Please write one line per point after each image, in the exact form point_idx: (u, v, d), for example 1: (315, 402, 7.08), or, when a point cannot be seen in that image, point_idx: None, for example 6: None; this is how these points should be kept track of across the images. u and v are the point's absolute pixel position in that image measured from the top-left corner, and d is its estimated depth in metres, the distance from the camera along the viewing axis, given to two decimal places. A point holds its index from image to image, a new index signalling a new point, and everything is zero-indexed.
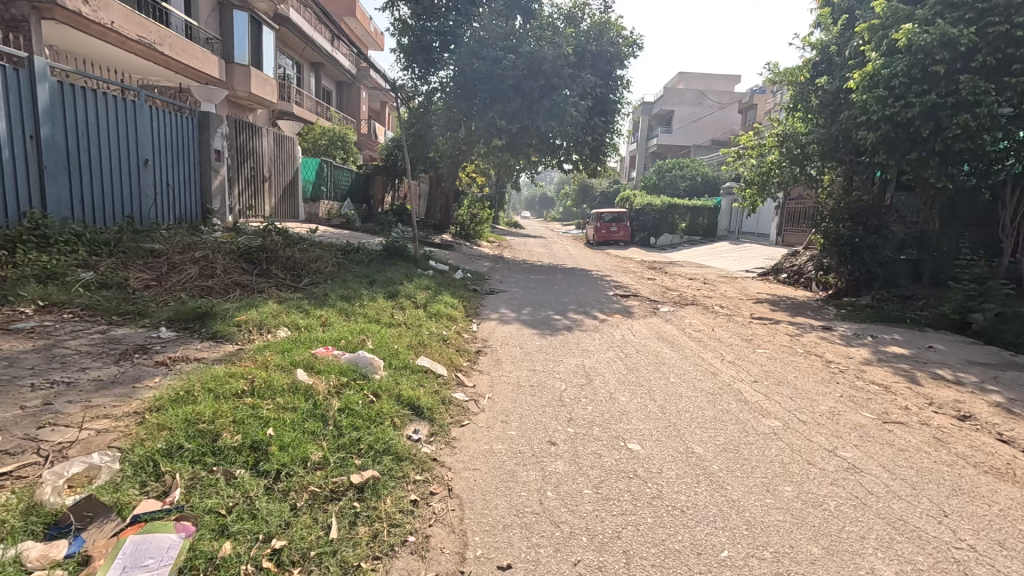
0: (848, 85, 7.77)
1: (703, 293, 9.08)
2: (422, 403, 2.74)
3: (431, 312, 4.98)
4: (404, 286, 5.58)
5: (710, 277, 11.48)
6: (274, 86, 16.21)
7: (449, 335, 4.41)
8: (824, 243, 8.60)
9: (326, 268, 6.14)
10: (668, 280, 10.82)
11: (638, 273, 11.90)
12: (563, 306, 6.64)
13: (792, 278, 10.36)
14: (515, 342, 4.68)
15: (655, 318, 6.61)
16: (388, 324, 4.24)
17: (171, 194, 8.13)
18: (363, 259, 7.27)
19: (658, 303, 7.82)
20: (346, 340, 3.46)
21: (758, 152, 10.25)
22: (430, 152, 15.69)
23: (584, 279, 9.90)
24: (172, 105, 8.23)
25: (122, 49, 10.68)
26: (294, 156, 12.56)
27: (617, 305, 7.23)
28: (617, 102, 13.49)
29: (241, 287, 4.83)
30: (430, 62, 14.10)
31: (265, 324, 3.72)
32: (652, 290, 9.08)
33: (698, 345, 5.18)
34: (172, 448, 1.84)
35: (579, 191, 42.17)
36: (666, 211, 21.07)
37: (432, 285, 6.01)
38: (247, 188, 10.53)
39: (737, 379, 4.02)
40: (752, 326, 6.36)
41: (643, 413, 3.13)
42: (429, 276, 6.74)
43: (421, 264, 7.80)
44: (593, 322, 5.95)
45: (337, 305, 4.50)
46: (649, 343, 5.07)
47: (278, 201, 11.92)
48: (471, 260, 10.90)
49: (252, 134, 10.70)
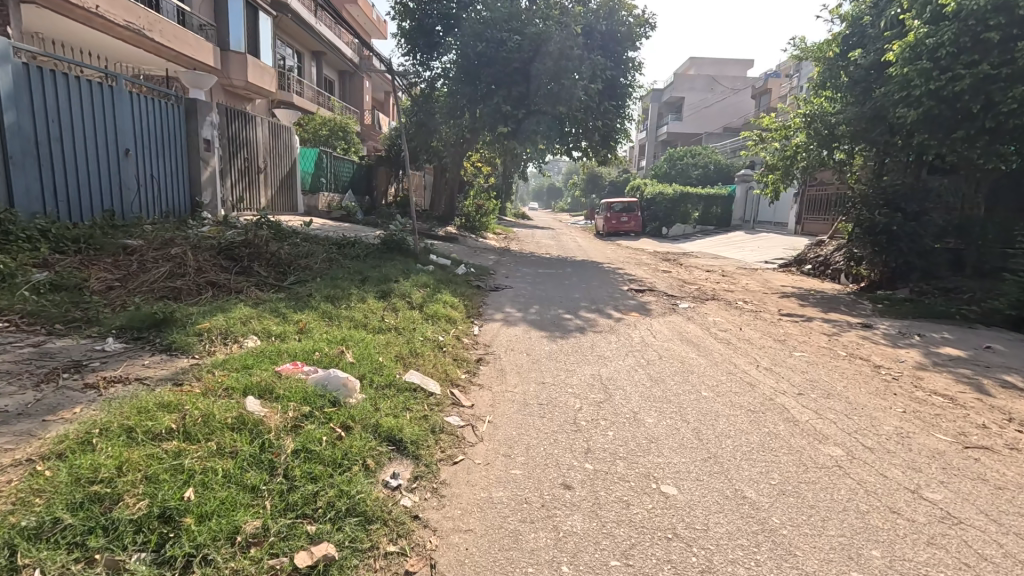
0: (886, 58, 7.10)
1: (724, 287, 8.47)
2: (404, 436, 2.21)
3: (428, 315, 4.45)
4: (399, 284, 5.06)
5: (728, 269, 10.85)
6: (272, 75, 15.70)
7: (447, 342, 3.88)
8: (855, 231, 7.95)
9: (315, 265, 5.64)
10: (684, 273, 10.22)
11: (652, 266, 11.29)
12: (574, 303, 6.10)
13: (819, 269, 9.71)
14: (523, 347, 4.15)
15: (676, 315, 6.05)
16: (376, 330, 3.73)
17: (156, 186, 7.65)
18: (359, 254, 6.76)
19: (677, 298, 7.25)
20: (321, 351, 2.95)
21: (780, 134, 9.59)
22: (433, 141, 15.12)
23: (595, 272, 9.33)
24: (156, 92, 7.73)
25: (110, 35, 10.21)
26: (291, 147, 12.06)
27: (633, 301, 6.68)
28: (629, 86, 12.82)
29: (215, 287, 4.33)
30: (432, 46, 13.55)
31: (231, 332, 3.21)
32: (669, 284, 8.49)
33: (727, 347, 4.62)
34: (44, 526, 1.34)
35: (587, 181, 41.41)
36: (679, 200, 20.27)
37: (430, 282, 5.49)
38: (241, 180, 10.05)
39: (780, 391, 3.46)
40: (783, 325, 5.78)
41: (676, 440, 2.59)
42: (428, 272, 6.22)
43: (421, 259, 7.28)
44: (608, 321, 5.41)
45: (320, 307, 4.00)
46: (672, 346, 4.52)
47: (275, 193, 11.43)
48: (476, 254, 10.34)
49: (245, 123, 10.19)
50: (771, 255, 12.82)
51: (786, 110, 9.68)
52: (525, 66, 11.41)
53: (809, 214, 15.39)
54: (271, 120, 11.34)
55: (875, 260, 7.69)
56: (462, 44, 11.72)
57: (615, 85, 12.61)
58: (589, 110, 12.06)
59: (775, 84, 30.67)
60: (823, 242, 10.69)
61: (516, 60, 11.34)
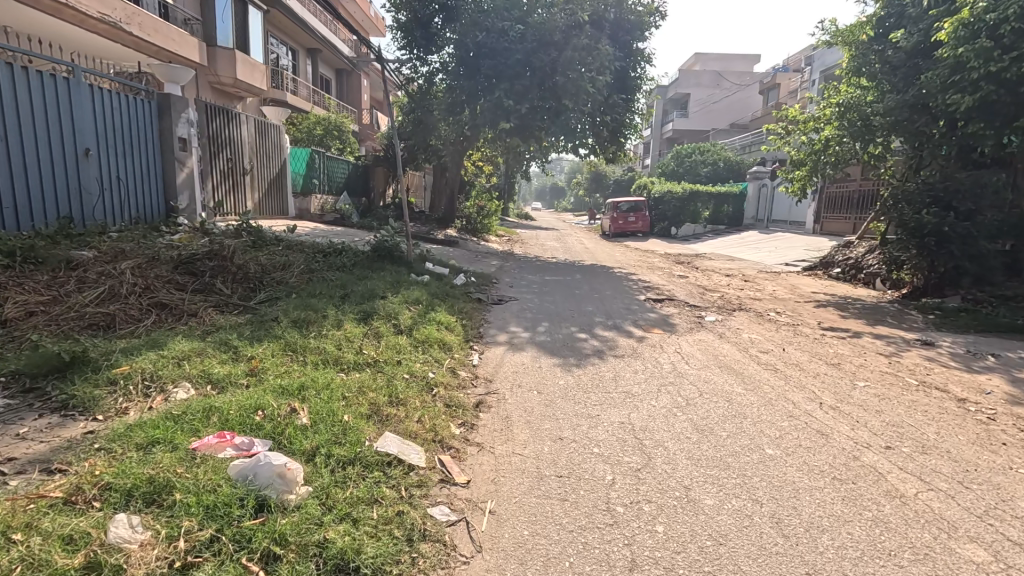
0: (935, 39, 6.33)
1: (750, 295, 7.72)
2: (362, 563, 1.48)
3: (417, 341, 3.73)
4: (386, 302, 4.34)
5: (749, 273, 10.09)
6: (263, 72, 15.01)
7: (439, 379, 3.14)
8: (897, 233, 7.18)
9: (291, 278, 4.93)
10: (702, 278, 9.46)
11: (666, 270, 10.55)
12: (589, 319, 5.36)
13: (850, 274, 8.94)
14: (532, 381, 3.41)
15: (704, 332, 5.31)
16: (351, 369, 3.01)
17: (123, 189, 6.94)
18: (345, 264, 6.05)
19: (701, 309, 6.51)
20: (268, 405, 2.23)
21: (807, 127, 8.82)
22: (432, 139, 14.43)
23: (606, 279, 8.59)
24: (124, 86, 7.01)
25: (84, 28, 9.55)
26: (280, 147, 11.36)
27: (653, 314, 5.94)
28: (638, 79, 12.04)
29: (162, 312, 3.61)
30: (429, 39, 12.84)
31: (159, 380, 2.49)
32: (689, 292, 7.75)
33: (774, 374, 3.89)
34: None
35: (590, 180, 40.71)
36: (689, 199, 19.49)
37: (423, 297, 4.77)
38: (223, 183, 9.36)
39: (862, 445, 2.71)
40: (829, 342, 5.02)
41: (753, 541, 1.85)
42: (422, 284, 5.50)
43: (415, 267, 6.56)
44: (630, 342, 4.67)
45: (286, 336, 3.28)
46: (711, 375, 3.78)
47: (262, 196, 10.72)
48: (477, 259, 9.63)
49: (228, 121, 9.49)
50: (793, 256, 12.01)
51: (813, 100, 8.89)
52: (528, 57, 10.71)
53: (830, 213, 14.59)
54: (257, 118, 10.63)
55: (921, 264, 6.92)
56: (461, 34, 10.99)
57: (624, 77, 11.86)
58: (596, 104, 11.34)
59: (784, 79, 29.92)
60: (851, 243, 9.91)
61: (518, 51, 10.63)
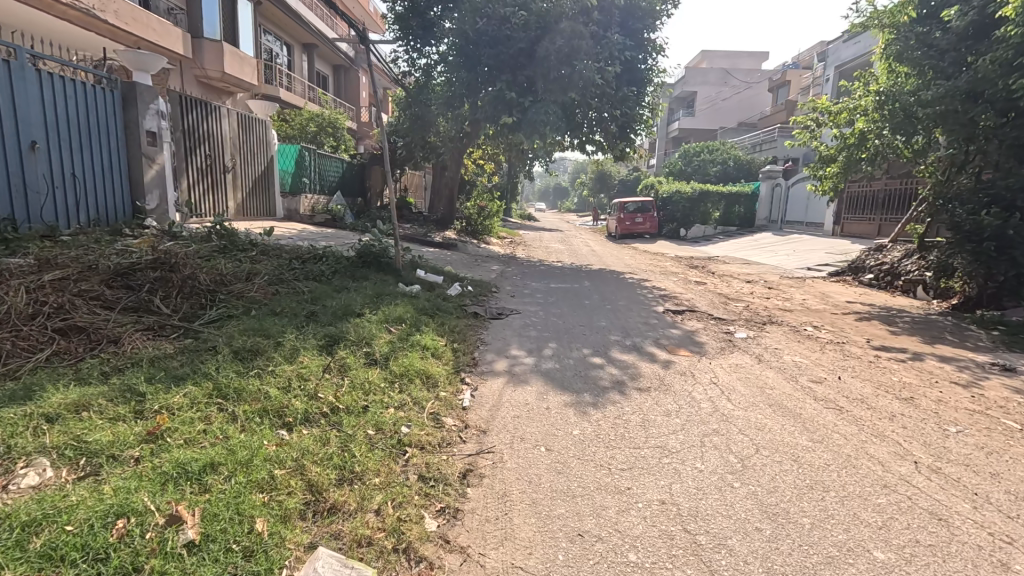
0: (999, 16, 5.54)
1: (778, 306, 6.96)
2: None
3: (392, 376, 2.97)
4: (360, 323, 3.60)
5: (772, 279, 9.32)
6: (253, 65, 14.31)
7: (414, 436, 2.38)
8: (949, 237, 6.38)
9: (253, 292, 4.18)
10: (721, 285, 8.69)
11: (681, 275, 9.78)
12: (603, 338, 4.61)
13: (885, 280, 8.17)
14: (537, 432, 2.64)
15: (739, 353, 4.54)
16: (296, 426, 2.26)
17: (80, 187, 6.20)
18: (324, 272, 5.32)
19: (728, 324, 5.74)
20: (139, 507, 1.48)
21: (839, 120, 8.03)
22: (430, 136, 13.71)
23: (617, 285, 7.84)
24: (81, 72, 6.27)
25: (53, 14, 8.92)
26: (266, 143, 10.62)
27: (676, 331, 5.19)
28: (650, 71, 11.27)
29: (73, 340, 2.88)
30: (426, 30, 12.11)
31: (4, 455, 1.74)
32: (710, 302, 6.99)
33: (838, 415, 3.12)
34: None
35: (594, 180, 39.94)
36: (699, 199, 18.72)
37: (407, 314, 4.02)
38: (201, 181, 8.64)
39: (1010, 541, 1.93)
40: (891, 368, 4.25)
41: None
42: (410, 297, 4.77)
43: (404, 275, 5.83)
44: (655, 369, 3.90)
45: (218, 373, 2.53)
46: (763, 418, 3.01)
47: (246, 196, 9.99)
48: (476, 264, 8.89)
49: (206, 114, 8.76)
50: (816, 261, 11.24)
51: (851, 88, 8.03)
52: (531, 46, 9.96)
53: (851, 215, 13.82)
54: (241, 113, 9.90)
55: (977, 272, 6.13)
56: (460, 22, 10.26)
57: (634, 69, 11.06)
58: (604, 97, 10.58)
59: (794, 77, 29.12)
60: (883, 246, 9.12)
61: (521, 39, 9.91)
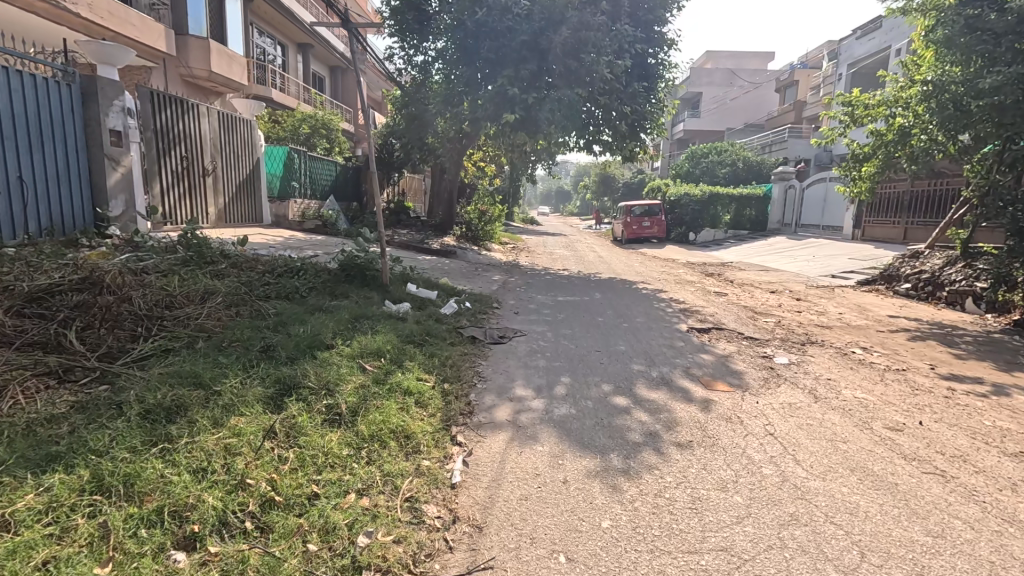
0: None
1: (814, 321, 6.21)
2: None
3: (358, 441, 2.26)
4: (327, 363, 2.89)
5: (798, 290, 8.58)
6: (242, 64, 13.67)
7: (378, 550, 1.67)
8: (1011, 245, 5.66)
9: (203, 318, 3.48)
10: (744, 296, 7.96)
11: (698, 284, 9.05)
12: (625, 370, 3.87)
13: (927, 291, 7.44)
14: (553, 528, 1.92)
15: (788, 387, 3.79)
16: (201, 542, 1.56)
17: (30, 192, 5.51)
18: (297, 291, 4.61)
19: (764, 347, 4.99)
20: None
21: (875, 114, 7.33)
22: (428, 137, 13.04)
23: (632, 298, 7.12)
24: (33, 63, 5.58)
25: (18, 5, 8.32)
26: (251, 145, 9.96)
27: (708, 357, 4.44)
28: (662, 66, 10.56)
29: None
30: (423, 25, 11.44)
31: None
32: (737, 318, 6.24)
33: (947, 486, 2.36)
34: None
35: (598, 183, 39.27)
36: (709, 202, 17.98)
37: (389, 346, 3.30)
38: (176, 185, 7.93)
39: None
40: (977, 406, 3.50)
41: None
42: (395, 320, 4.05)
43: (392, 290, 5.11)
44: (693, 413, 3.16)
45: (107, 451, 1.81)
46: (851, 494, 2.26)
47: (228, 202, 9.30)
48: (476, 274, 8.19)
49: (183, 112, 8.08)
50: (841, 268, 10.53)
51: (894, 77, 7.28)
52: (535, 39, 9.29)
53: (873, 218, 13.12)
54: (224, 112, 9.22)
55: None
56: (458, 14, 9.58)
57: (643, 64, 10.36)
58: (612, 93, 9.90)
59: (802, 76, 28.53)
60: (919, 253, 8.38)
61: (524, 31, 9.23)
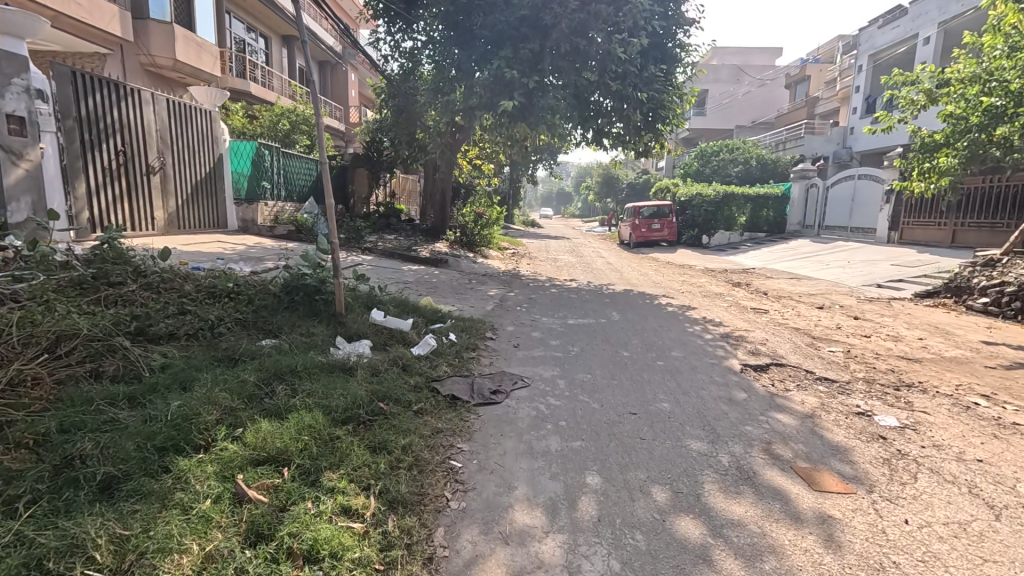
0: None
1: (894, 352, 4.89)
2: None
3: None
4: (170, 494, 1.62)
5: (849, 305, 7.26)
6: (213, 53, 12.41)
7: None
8: None
9: (19, 387, 2.22)
10: (788, 313, 6.65)
11: (729, 298, 7.73)
12: (677, 453, 2.56)
13: (1013, 309, 6.14)
14: None
15: (932, 481, 2.46)
16: None
17: None
18: (212, 329, 3.35)
19: (851, 397, 3.67)
20: None
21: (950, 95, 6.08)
22: (418, 131, 11.75)
23: (657, 319, 5.80)
24: None
25: None
26: (213, 139, 8.68)
27: (788, 419, 3.12)
28: (683, 48, 9.28)
29: None
30: (410, 6, 10.23)
31: None
32: (796, 347, 4.93)
33: None
34: None
35: (602, 183, 37.69)
36: (723, 203, 16.67)
37: (305, 439, 2.01)
38: (110, 185, 6.65)
39: None
40: None
41: None
42: (335, 377, 2.75)
43: (349, 320, 3.81)
44: (818, 559, 1.84)
45: None
46: None
47: (182, 205, 8.00)
48: (467, 288, 6.88)
49: (120, 99, 6.78)
50: (887, 276, 9.22)
51: (978, 47, 6.17)
52: (536, 14, 8.08)
53: (914, 218, 11.85)
54: (178, 101, 7.94)
55: None
56: None
57: (661, 45, 9.08)
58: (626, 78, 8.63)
59: (815, 71, 27.17)
60: (994, 260, 7.13)
61: (524, 4, 8.06)
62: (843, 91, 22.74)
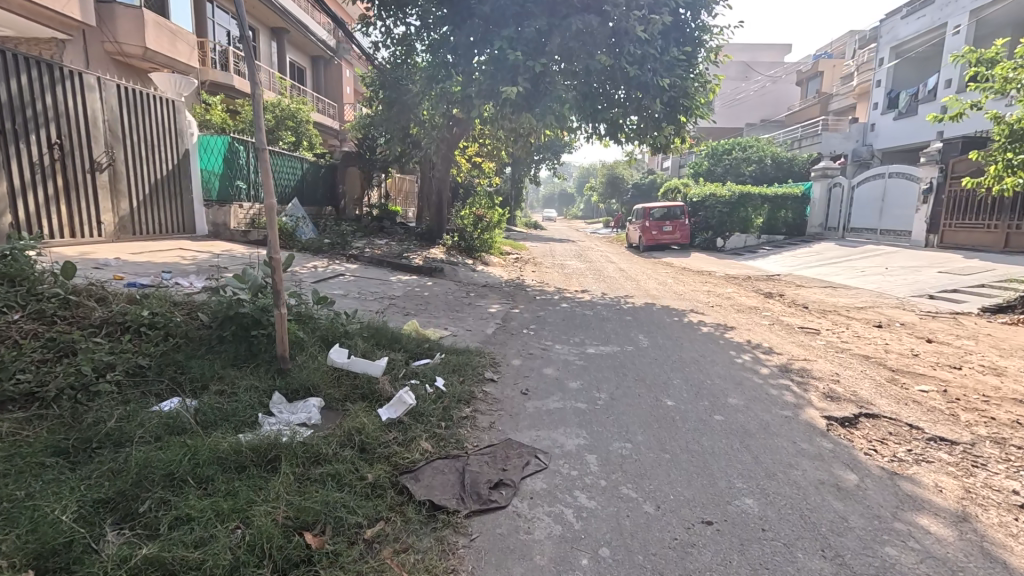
0: None
1: (1006, 392, 3.84)
2: None
3: None
4: None
5: (911, 322, 6.22)
6: (188, 41, 11.41)
7: None
8: None
9: None
10: (844, 334, 5.60)
11: (768, 313, 6.69)
12: None
13: None
14: None
15: None
16: None
17: None
18: (84, 386, 2.32)
19: (997, 474, 2.62)
20: None
21: None
22: (412, 126, 10.74)
23: (693, 344, 4.76)
24: None
25: None
26: (177, 133, 7.68)
27: (939, 529, 2.06)
28: (707, 29, 8.24)
29: None
30: None
31: None
32: (880, 386, 3.87)
33: None
34: None
35: (606, 184, 36.60)
36: (739, 203, 15.60)
37: None
38: (42, 184, 5.63)
39: None
40: None
41: None
42: (243, 483, 1.74)
43: (295, 365, 2.77)
44: None
45: None
46: None
47: (137, 207, 6.99)
48: (464, 303, 5.84)
49: (55, 83, 5.74)
50: (939, 286, 8.17)
51: None
52: None
53: (957, 220, 10.84)
54: (134, 88, 6.92)
55: None
56: None
57: (682, 26, 8.05)
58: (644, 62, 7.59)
59: (828, 66, 26.14)
60: None
61: None
62: (860, 85, 21.66)
